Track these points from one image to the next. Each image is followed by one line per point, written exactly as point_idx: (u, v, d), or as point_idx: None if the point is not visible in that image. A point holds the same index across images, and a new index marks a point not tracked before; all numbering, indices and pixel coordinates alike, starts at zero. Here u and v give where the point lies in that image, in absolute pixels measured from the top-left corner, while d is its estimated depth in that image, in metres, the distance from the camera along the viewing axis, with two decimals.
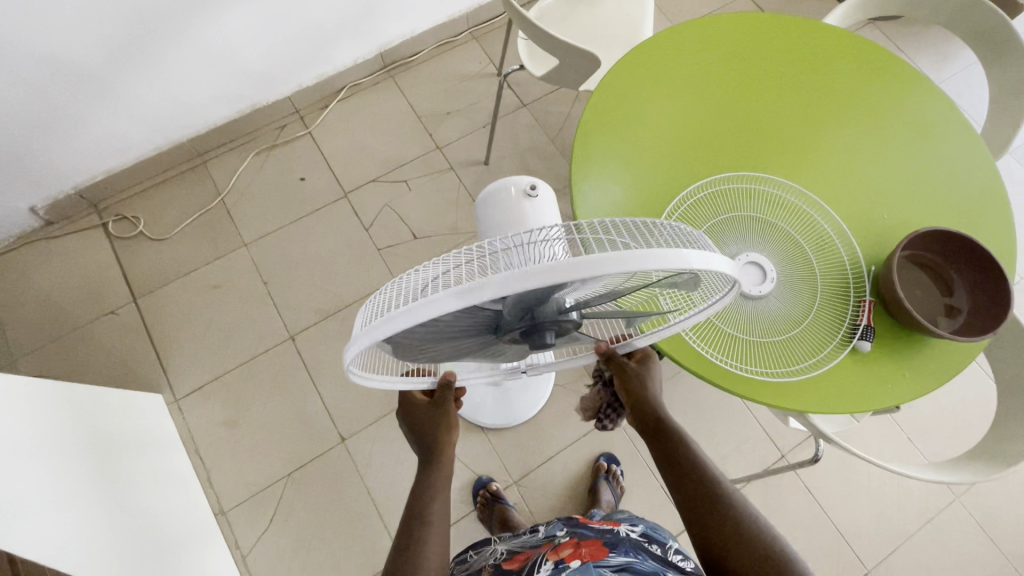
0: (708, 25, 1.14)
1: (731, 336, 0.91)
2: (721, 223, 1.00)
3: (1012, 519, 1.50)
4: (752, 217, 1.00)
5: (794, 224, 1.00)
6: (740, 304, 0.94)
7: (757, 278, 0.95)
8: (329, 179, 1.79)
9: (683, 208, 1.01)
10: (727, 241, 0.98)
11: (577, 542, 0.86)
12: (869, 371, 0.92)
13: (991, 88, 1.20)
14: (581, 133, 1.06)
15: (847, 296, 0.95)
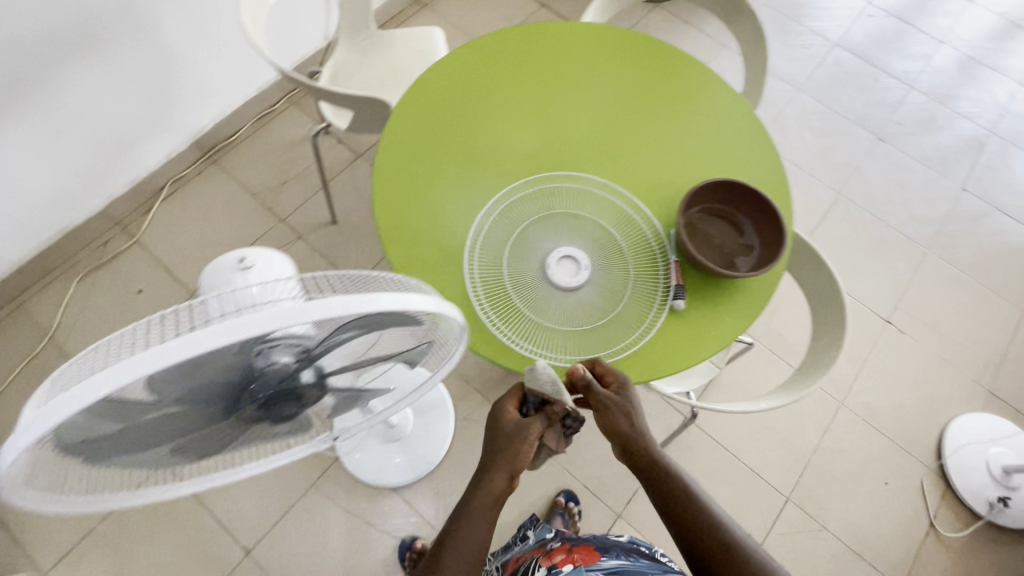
0: (472, 49, 1.20)
1: (557, 332, 0.95)
2: (528, 226, 1.03)
3: (888, 407, 1.65)
4: (556, 213, 1.04)
5: (596, 210, 1.05)
6: (562, 300, 0.97)
7: (573, 269, 0.99)
8: (170, 283, 1.68)
9: (489, 222, 1.03)
10: (537, 242, 1.02)
11: (569, 548, 1.06)
12: (686, 327, 0.97)
13: (743, 41, 1.33)
14: (374, 179, 1.06)
15: (656, 261, 1.01)
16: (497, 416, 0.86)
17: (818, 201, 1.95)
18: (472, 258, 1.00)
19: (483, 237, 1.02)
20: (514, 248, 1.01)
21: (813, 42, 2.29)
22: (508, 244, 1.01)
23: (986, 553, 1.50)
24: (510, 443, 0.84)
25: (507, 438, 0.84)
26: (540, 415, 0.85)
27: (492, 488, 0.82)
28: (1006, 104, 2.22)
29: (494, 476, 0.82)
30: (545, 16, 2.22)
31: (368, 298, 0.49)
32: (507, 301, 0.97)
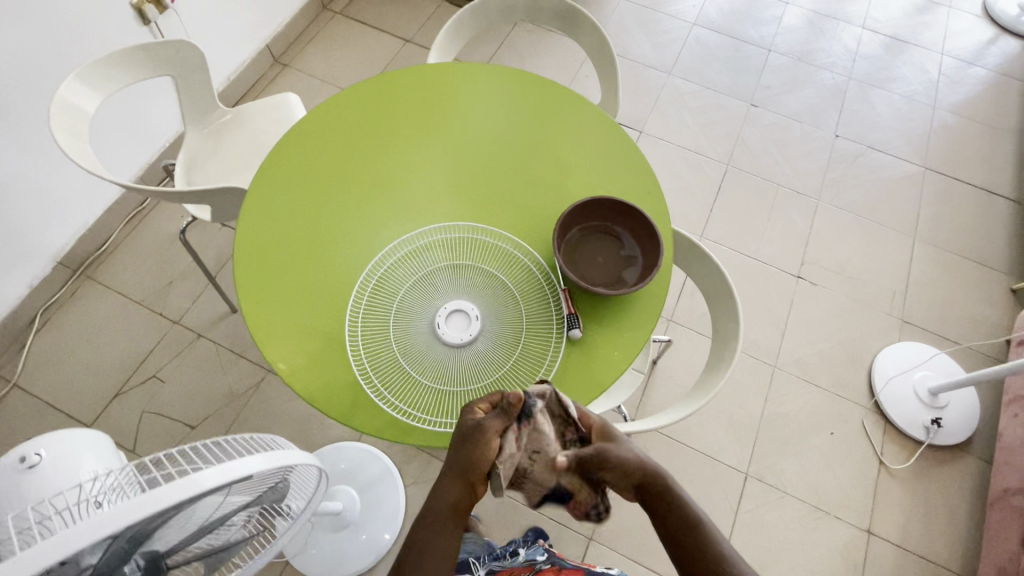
0: (315, 120, 1.16)
1: (460, 393, 0.91)
2: (409, 289, 0.99)
3: (816, 359, 1.70)
4: (436, 268, 1.01)
5: (475, 256, 1.02)
6: (459, 358, 0.93)
7: (464, 324, 0.95)
8: (60, 422, 1.51)
9: (368, 294, 0.98)
10: (421, 303, 0.97)
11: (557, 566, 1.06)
12: (586, 356, 0.96)
13: (592, 50, 1.35)
14: (237, 278, 1.00)
15: (545, 293, 0.99)
16: (462, 420, 0.81)
17: (710, 176, 2.01)
18: (357, 337, 0.95)
19: (365, 312, 0.97)
20: (399, 316, 0.97)
21: (672, 26, 2.38)
22: (391, 313, 0.96)
23: (934, 475, 1.56)
24: (480, 447, 0.80)
25: (474, 445, 0.80)
26: (500, 415, 0.80)
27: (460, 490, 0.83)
28: (854, 49, 2.38)
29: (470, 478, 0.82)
30: (410, 52, 2.19)
31: (177, 484, 0.45)
32: (403, 375, 0.92)
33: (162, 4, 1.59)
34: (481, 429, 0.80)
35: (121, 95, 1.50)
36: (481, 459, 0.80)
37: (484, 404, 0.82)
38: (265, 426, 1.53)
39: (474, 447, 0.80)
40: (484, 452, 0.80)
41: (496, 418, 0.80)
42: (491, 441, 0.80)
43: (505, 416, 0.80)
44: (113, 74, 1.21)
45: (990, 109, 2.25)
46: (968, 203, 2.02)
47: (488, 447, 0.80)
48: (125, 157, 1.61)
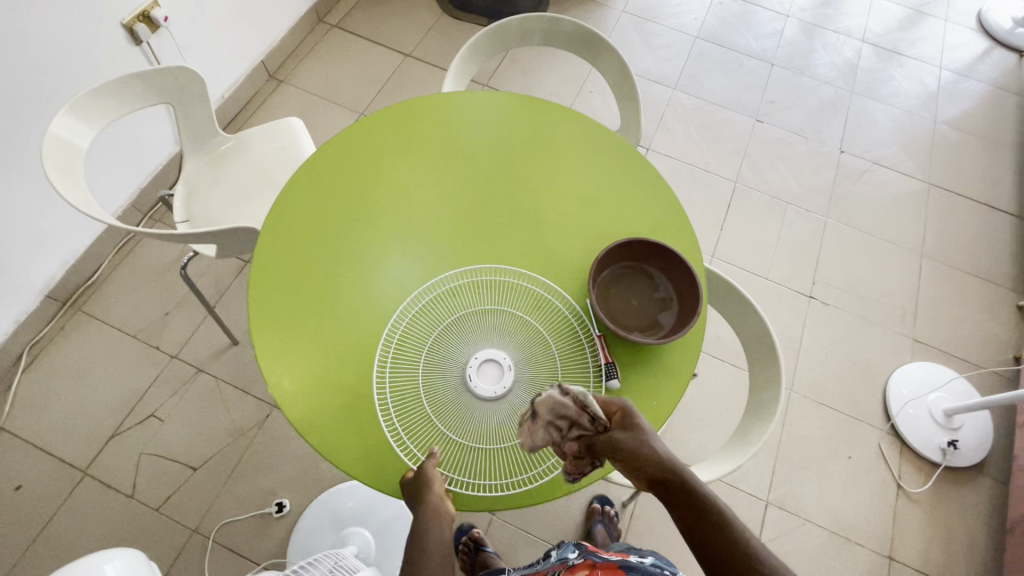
0: (327, 155, 1.09)
1: (498, 451, 0.87)
2: (437, 337, 0.93)
3: (831, 382, 1.70)
4: (464, 315, 0.96)
5: (506, 299, 0.97)
6: (494, 412, 0.89)
7: (497, 375, 0.90)
8: (53, 467, 1.42)
9: (395, 344, 0.93)
10: (451, 353, 0.92)
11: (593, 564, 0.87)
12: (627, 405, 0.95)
13: (610, 76, 1.31)
14: (255, 329, 0.94)
15: (579, 339, 0.95)
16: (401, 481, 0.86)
17: (719, 194, 1.99)
18: (385, 391, 0.90)
19: (391, 364, 0.92)
20: (430, 368, 0.91)
21: (675, 39, 2.35)
22: (420, 366, 0.91)
23: (951, 498, 1.57)
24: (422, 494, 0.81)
25: (415, 492, 0.82)
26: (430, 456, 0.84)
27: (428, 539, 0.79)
28: (855, 62, 2.38)
29: (428, 528, 0.79)
30: (410, 66, 2.13)
31: None
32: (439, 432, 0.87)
33: (155, 23, 1.51)
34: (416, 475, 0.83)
35: (116, 124, 1.41)
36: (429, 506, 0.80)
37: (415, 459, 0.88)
38: (273, 465, 1.47)
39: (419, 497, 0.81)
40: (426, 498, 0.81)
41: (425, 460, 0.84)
42: (428, 482, 0.82)
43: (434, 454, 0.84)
44: (105, 103, 1.12)
45: (988, 123, 2.27)
46: (971, 218, 2.03)
47: (428, 491, 0.81)
48: (116, 184, 1.52)
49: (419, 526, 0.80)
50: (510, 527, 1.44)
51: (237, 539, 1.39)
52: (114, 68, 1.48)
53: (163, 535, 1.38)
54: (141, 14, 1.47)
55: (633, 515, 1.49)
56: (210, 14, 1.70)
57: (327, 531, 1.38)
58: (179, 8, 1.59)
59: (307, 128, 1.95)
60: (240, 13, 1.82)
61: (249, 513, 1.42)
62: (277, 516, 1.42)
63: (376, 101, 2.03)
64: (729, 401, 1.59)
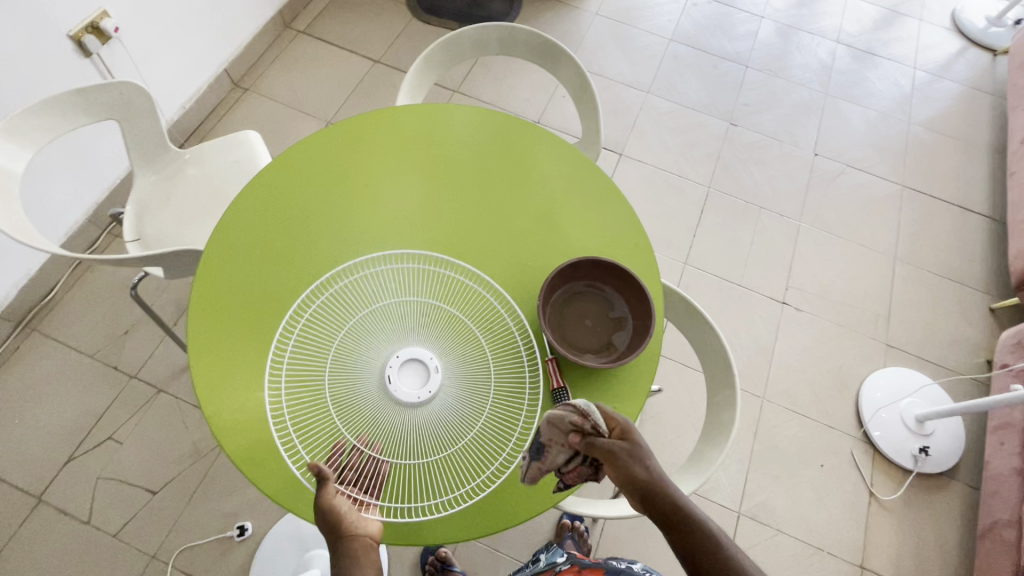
0: (274, 170, 1.06)
1: (421, 467, 0.85)
2: (346, 346, 0.91)
3: (804, 389, 1.69)
4: (376, 322, 0.93)
5: (422, 304, 0.95)
6: (421, 426, 0.86)
7: (423, 384, 0.88)
8: (4, 495, 1.37)
9: (301, 358, 0.90)
10: (359, 362, 0.90)
11: (578, 570, 0.92)
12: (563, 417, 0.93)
13: (570, 87, 1.30)
14: (186, 353, 0.90)
15: (518, 357, 0.93)
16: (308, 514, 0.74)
17: (692, 200, 1.97)
18: (292, 406, 0.86)
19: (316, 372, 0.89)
20: (337, 378, 0.89)
21: (649, 42, 2.33)
22: (327, 377, 0.88)
23: (923, 503, 1.57)
24: (333, 525, 0.71)
25: (323, 524, 0.71)
26: (324, 482, 0.71)
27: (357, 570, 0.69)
28: (829, 63, 2.37)
29: (354, 558, 0.70)
30: (379, 73, 2.09)
31: None
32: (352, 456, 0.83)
33: (104, 33, 1.47)
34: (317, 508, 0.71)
35: (61, 140, 1.37)
36: (346, 534, 0.70)
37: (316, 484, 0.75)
38: (235, 488, 1.44)
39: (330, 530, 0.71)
40: (338, 527, 0.71)
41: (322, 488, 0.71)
42: (336, 513, 0.71)
43: (330, 477, 0.72)
44: (42, 122, 1.08)
45: (962, 124, 2.27)
46: (945, 221, 2.03)
47: (340, 519, 0.71)
48: (68, 201, 1.48)
49: (340, 559, 0.70)
50: (478, 545, 1.42)
51: (197, 564, 1.36)
52: (63, 81, 1.43)
53: (120, 562, 1.34)
54: (89, 25, 1.43)
55: (604, 529, 1.47)
56: (166, 23, 1.66)
57: (290, 555, 1.35)
58: (131, 18, 1.55)
59: (272, 138, 1.91)
60: (200, 21, 1.78)
61: (210, 537, 1.38)
62: (239, 539, 1.39)
63: (344, 109, 1.99)
64: (701, 412, 1.57)
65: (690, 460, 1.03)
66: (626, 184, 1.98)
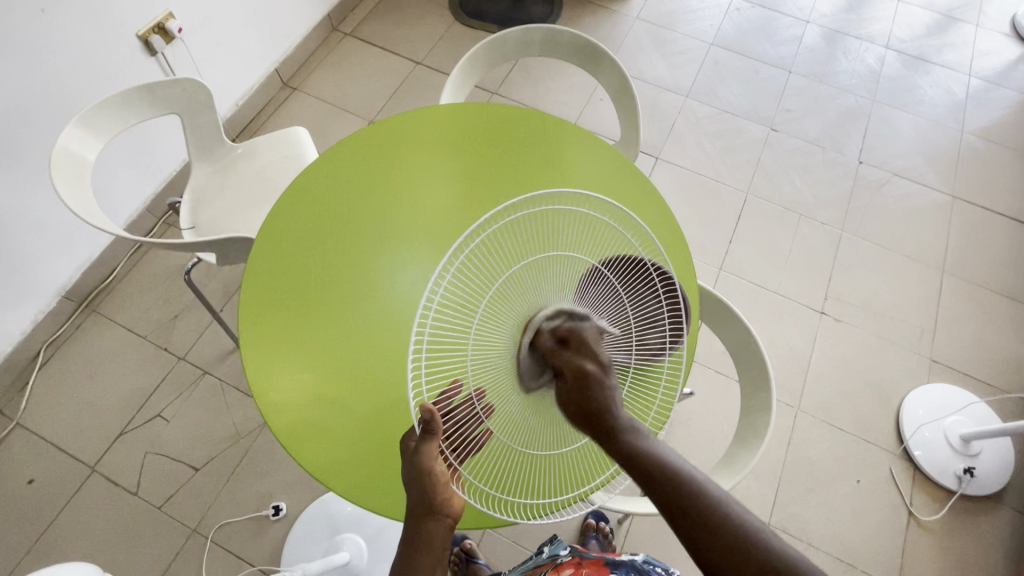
0: (327, 160, 1.10)
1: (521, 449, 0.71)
2: (507, 293, 0.67)
3: (841, 402, 1.64)
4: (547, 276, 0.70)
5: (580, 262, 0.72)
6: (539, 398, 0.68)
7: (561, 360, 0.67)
8: (63, 463, 1.47)
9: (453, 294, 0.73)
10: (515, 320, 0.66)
11: (579, 562, 0.93)
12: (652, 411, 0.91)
13: (609, 88, 1.31)
14: (239, 335, 0.95)
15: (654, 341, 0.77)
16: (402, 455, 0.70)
17: (729, 205, 1.95)
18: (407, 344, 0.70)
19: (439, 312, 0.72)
20: (486, 333, 0.65)
21: (689, 46, 2.31)
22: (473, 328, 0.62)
23: (966, 526, 1.50)
24: (424, 484, 0.66)
25: (415, 479, 0.66)
26: (429, 435, 0.64)
27: (424, 535, 0.67)
28: (877, 69, 2.30)
29: (427, 524, 0.67)
30: (421, 74, 2.14)
31: None
32: (465, 412, 0.67)
33: (169, 34, 1.56)
34: (416, 459, 0.66)
35: (126, 133, 1.46)
36: (432, 498, 0.66)
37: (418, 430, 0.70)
38: (271, 469, 1.49)
39: (420, 487, 0.66)
40: (428, 488, 0.66)
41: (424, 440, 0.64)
42: (431, 468, 0.65)
43: (436, 435, 0.64)
44: (113, 115, 1.16)
45: (1020, 134, 2.17)
46: (999, 234, 1.94)
47: (433, 481, 0.66)
48: (130, 190, 1.57)
49: (417, 519, 0.67)
50: (501, 539, 1.43)
51: (235, 540, 1.42)
52: (130, 78, 1.53)
53: (164, 533, 1.41)
54: (155, 25, 1.52)
55: (630, 531, 1.46)
56: (224, 25, 1.74)
57: (321, 536, 1.40)
58: (193, 20, 1.64)
59: (317, 135, 1.98)
60: (255, 23, 1.86)
61: (247, 514, 1.44)
62: (274, 518, 1.44)
63: (386, 109, 2.05)
64: (732, 420, 1.54)
65: (721, 463, 1.02)
66: (662, 187, 1.97)
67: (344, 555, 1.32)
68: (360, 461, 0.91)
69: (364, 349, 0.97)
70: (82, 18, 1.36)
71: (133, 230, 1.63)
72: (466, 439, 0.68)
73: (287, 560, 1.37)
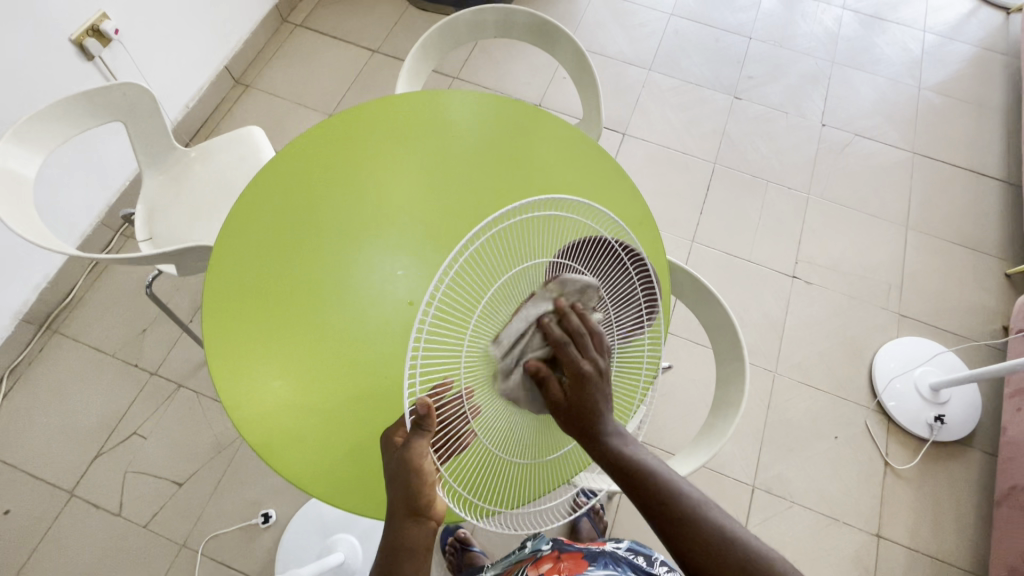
0: (286, 157, 1.07)
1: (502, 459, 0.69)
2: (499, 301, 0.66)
3: (816, 361, 1.69)
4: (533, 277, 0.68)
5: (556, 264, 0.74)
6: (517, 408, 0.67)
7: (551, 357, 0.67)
8: (41, 490, 1.43)
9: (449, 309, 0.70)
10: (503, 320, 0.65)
11: (558, 555, 0.89)
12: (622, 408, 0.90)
13: (570, 62, 1.29)
14: (206, 346, 0.93)
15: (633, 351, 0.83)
16: (388, 451, 0.68)
17: (698, 176, 1.96)
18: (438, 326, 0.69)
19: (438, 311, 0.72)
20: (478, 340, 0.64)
21: (648, 18, 2.29)
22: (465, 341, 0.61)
23: (937, 470, 1.57)
24: (411, 480, 0.64)
25: (402, 473, 0.64)
26: (419, 430, 0.63)
27: (408, 539, 0.64)
28: (835, 30, 2.31)
29: (409, 526, 0.64)
30: (378, 62, 2.08)
31: None
32: (452, 412, 0.67)
33: (105, 36, 1.49)
34: (404, 454, 0.64)
35: (68, 144, 1.39)
36: (417, 497, 0.64)
37: (404, 426, 0.69)
38: (258, 477, 1.47)
39: (408, 484, 0.64)
40: (415, 486, 0.64)
41: (415, 434, 0.63)
42: (421, 466, 0.63)
43: (428, 431, 0.63)
44: (47, 127, 1.10)
45: (974, 87, 2.21)
46: (958, 187, 1.99)
47: (419, 479, 0.63)
48: (81, 203, 1.51)
49: (400, 519, 0.64)
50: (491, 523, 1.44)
51: (225, 552, 1.40)
52: (69, 85, 1.46)
53: (152, 552, 1.39)
54: (90, 28, 1.45)
55: (619, 506, 1.48)
56: (166, 23, 1.67)
57: (314, 539, 1.39)
58: (131, 20, 1.56)
59: (276, 133, 1.92)
60: (199, 19, 1.78)
61: (234, 525, 1.43)
62: (264, 526, 1.43)
63: (345, 101, 1.99)
64: (712, 388, 1.57)
65: (699, 435, 1.04)
66: (632, 162, 1.96)
67: (338, 556, 1.32)
68: (334, 467, 0.90)
69: (337, 351, 0.95)
70: (10, 27, 1.28)
71: (90, 245, 1.57)
72: (453, 437, 0.67)
73: (281, 566, 1.37)
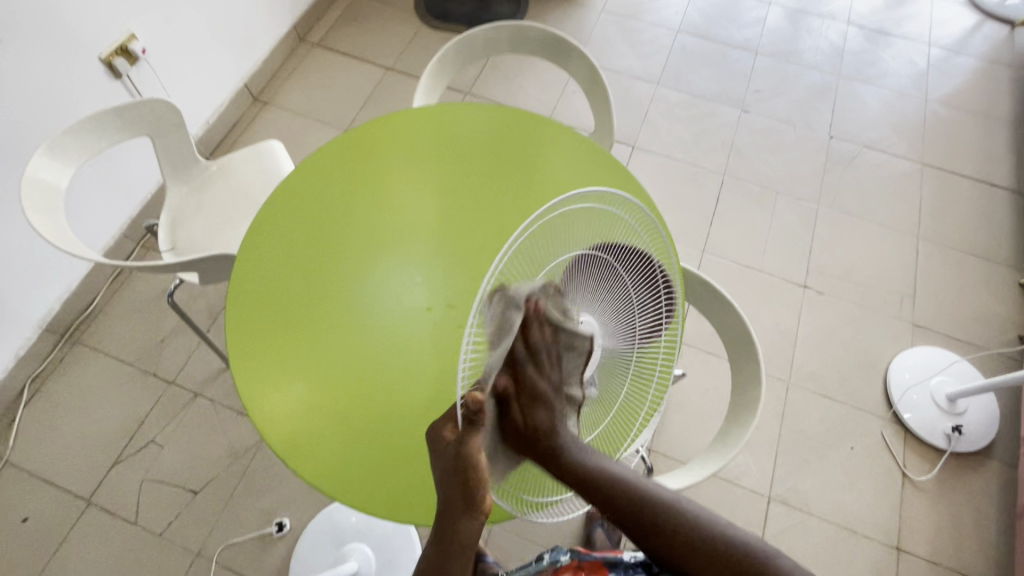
0: (308, 169, 1.10)
1: None
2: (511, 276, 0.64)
3: (829, 371, 1.68)
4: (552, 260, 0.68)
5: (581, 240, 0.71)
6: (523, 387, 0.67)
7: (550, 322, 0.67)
8: (60, 497, 1.44)
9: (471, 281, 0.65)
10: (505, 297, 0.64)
11: (579, 564, 0.91)
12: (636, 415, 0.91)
13: (582, 76, 1.32)
14: (231, 354, 0.95)
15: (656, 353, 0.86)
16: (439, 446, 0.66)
17: (707, 187, 1.98)
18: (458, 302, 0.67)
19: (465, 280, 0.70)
20: None
21: (655, 34, 2.33)
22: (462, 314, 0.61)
23: (956, 482, 1.55)
24: (467, 476, 0.63)
25: (458, 471, 0.63)
26: (473, 428, 0.60)
27: (461, 531, 0.66)
28: (841, 45, 2.34)
29: (463, 520, 0.65)
30: (392, 79, 2.14)
31: None
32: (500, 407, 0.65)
33: (133, 55, 1.55)
34: (460, 453, 0.62)
35: (95, 158, 1.44)
36: (472, 493, 0.64)
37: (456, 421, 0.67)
38: (272, 486, 1.48)
39: (463, 480, 0.63)
40: (470, 483, 0.63)
41: (469, 431, 0.61)
42: (476, 464, 0.62)
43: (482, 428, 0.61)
44: (78, 141, 1.14)
45: (981, 98, 2.23)
46: (967, 197, 1.99)
47: (474, 476, 0.62)
48: (106, 216, 1.55)
49: (455, 513, 0.65)
50: (504, 532, 1.43)
51: (239, 561, 1.40)
52: (97, 103, 1.52)
53: (166, 560, 1.39)
54: (118, 48, 1.51)
55: None
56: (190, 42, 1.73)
57: (327, 548, 1.39)
58: (156, 39, 1.62)
59: (293, 148, 1.97)
60: (221, 40, 1.85)
61: (248, 533, 1.43)
62: (278, 535, 1.43)
63: (360, 117, 2.04)
64: (725, 397, 1.57)
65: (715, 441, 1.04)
66: (641, 175, 1.99)
67: (352, 565, 1.33)
68: (355, 470, 0.90)
69: (359, 357, 0.97)
70: (44, 48, 1.34)
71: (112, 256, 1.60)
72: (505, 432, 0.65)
73: None
